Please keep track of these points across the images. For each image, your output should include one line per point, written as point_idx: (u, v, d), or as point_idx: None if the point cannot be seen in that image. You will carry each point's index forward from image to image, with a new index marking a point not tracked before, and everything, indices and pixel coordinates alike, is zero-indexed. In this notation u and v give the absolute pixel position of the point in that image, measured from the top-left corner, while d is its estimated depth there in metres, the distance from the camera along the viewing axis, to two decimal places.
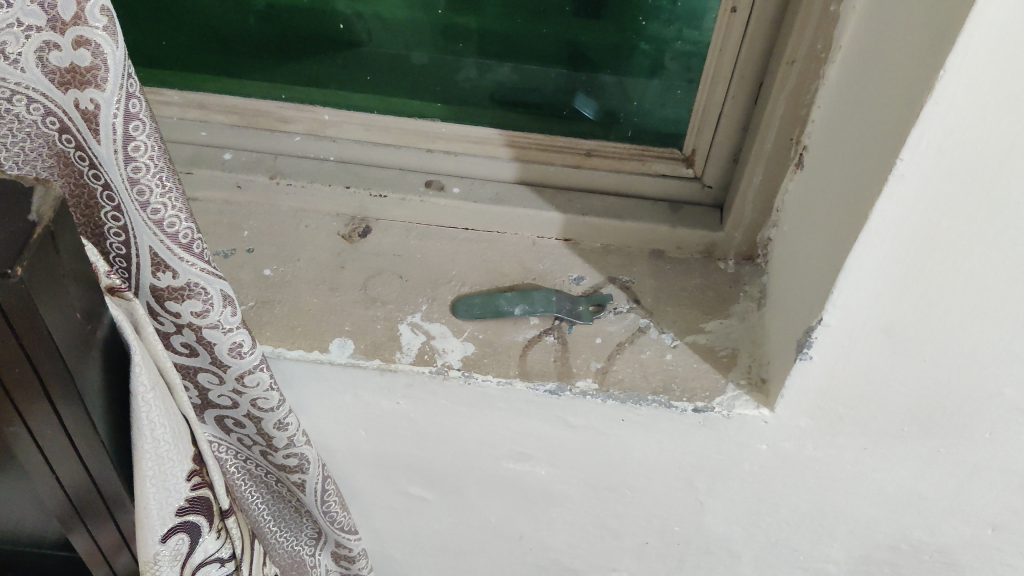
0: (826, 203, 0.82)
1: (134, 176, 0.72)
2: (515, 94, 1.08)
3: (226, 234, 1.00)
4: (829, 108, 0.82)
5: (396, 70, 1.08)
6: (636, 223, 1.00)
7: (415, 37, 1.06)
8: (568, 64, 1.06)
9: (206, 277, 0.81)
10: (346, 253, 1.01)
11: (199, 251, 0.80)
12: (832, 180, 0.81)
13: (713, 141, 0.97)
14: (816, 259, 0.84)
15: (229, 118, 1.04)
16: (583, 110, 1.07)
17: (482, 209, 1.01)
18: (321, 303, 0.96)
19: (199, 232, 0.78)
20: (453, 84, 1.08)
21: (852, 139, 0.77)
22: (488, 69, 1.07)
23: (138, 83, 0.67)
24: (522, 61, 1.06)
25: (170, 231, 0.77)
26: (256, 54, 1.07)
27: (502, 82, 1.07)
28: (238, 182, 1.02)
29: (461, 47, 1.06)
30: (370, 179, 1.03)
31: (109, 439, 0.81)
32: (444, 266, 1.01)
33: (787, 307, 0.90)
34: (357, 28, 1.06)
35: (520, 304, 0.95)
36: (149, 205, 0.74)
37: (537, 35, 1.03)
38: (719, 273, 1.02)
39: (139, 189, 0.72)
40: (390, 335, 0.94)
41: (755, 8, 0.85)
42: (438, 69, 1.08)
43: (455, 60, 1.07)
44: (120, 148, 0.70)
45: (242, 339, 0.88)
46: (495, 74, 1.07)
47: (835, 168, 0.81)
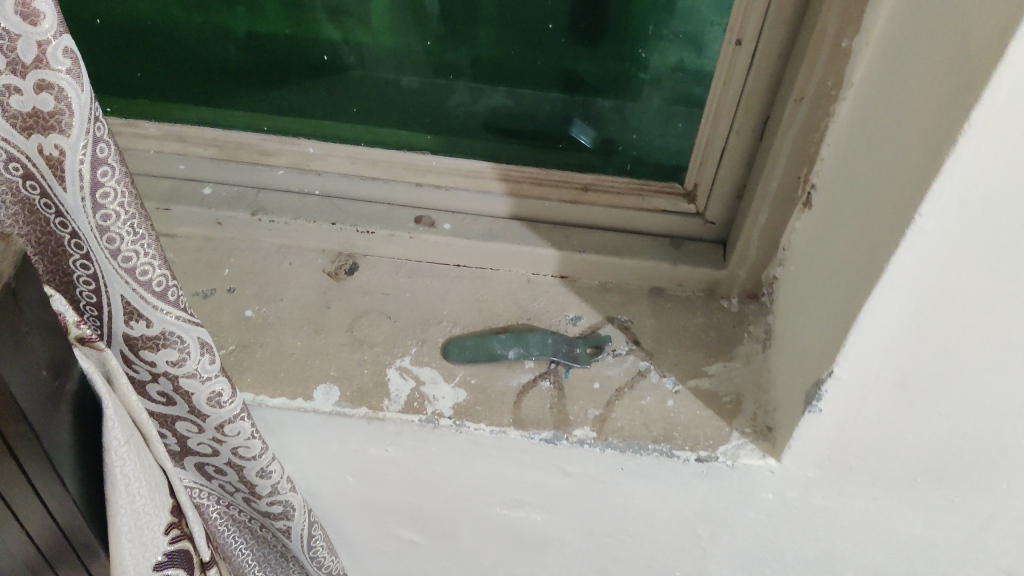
0: (838, 248, 0.78)
1: (103, 224, 0.67)
2: (509, 121, 1.04)
3: (205, 276, 0.96)
4: (841, 147, 0.78)
5: (385, 98, 1.04)
6: (636, 260, 0.95)
7: (407, 61, 1.02)
8: (564, 89, 1.02)
9: (182, 324, 0.77)
10: (332, 291, 0.96)
11: (174, 299, 0.76)
12: (843, 223, 0.77)
13: (716, 176, 0.92)
14: (826, 305, 0.80)
15: (208, 151, 0.99)
16: (580, 138, 1.03)
17: (474, 246, 0.96)
18: (305, 347, 0.92)
19: (174, 279, 0.74)
20: (444, 111, 1.04)
21: (867, 182, 0.73)
22: (482, 94, 1.04)
23: (107, 129, 0.61)
24: (517, 86, 1.03)
25: (143, 278, 0.73)
26: (237, 82, 1.03)
27: (496, 109, 1.04)
28: (217, 220, 0.97)
29: (454, 71, 1.02)
30: (356, 214, 0.97)
31: (80, 494, 0.77)
32: (435, 305, 0.96)
33: (796, 353, 0.86)
34: (345, 53, 1.02)
35: (515, 347, 0.92)
36: (119, 252, 0.70)
37: (534, 62, 1.00)
38: (723, 312, 0.98)
39: (108, 236, 0.68)
40: (378, 381, 0.90)
41: (761, 42, 0.80)
42: (429, 94, 1.04)
43: (446, 85, 1.03)
44: (89, 196, 0.65)
45: (222, 388, 0.84)
46: (489, 100, 1.04)
47: (847, 211, 0.76)
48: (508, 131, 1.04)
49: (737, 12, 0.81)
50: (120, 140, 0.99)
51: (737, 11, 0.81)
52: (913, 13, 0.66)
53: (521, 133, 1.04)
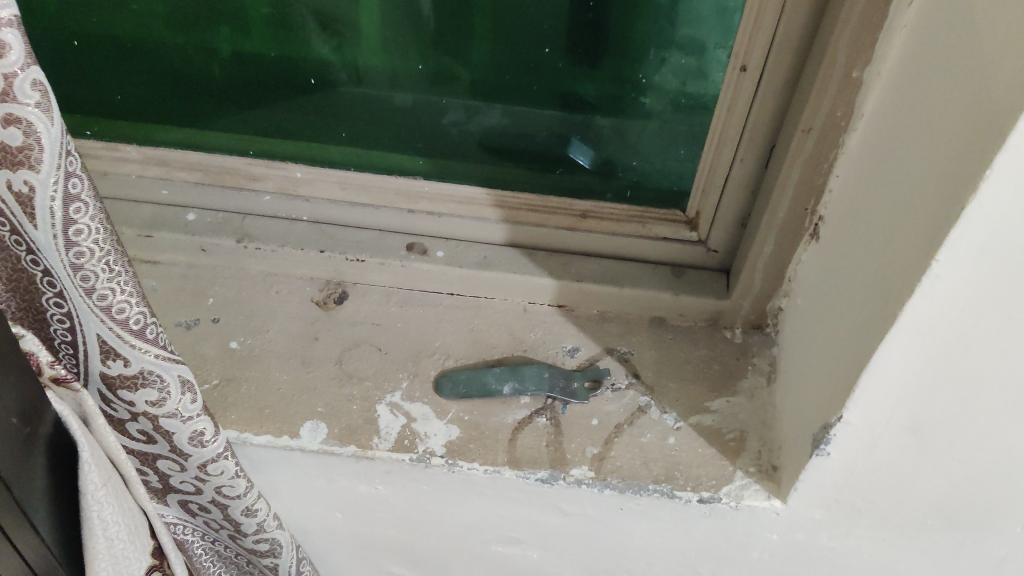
0: (847, 287, 0.75)
1: (77, 263, 0.63)
2: (506, 140, 1.00)
3: (190, 305, 0.93)
4: (852, 181, 0.75)
5: (378, 116, 1.00)
6: (636, 290, 0.92)
7: (401, 79, 0.98)
8: (561, 105, 0.98)
9: (162, 363, 0.73)
10: (320, 322, 0.93)
11: (154, 336, 0.71)
12: (852, 261, 0.74)
13: (719, 204, 0.89)
14: (834, 345, 0.76)
15: (192, 175, 0.95)
16: (579, 159, 1.00)
17: (468, 275, 0.92)
18: (292, 381, 0.88)
19: (154, 315, 0.69)
20: (438, 128, 1.00)
21: (878, 221, 0.69)
22: (477, 113, 1.00)
23: (81, 164, 0.57)
24: (514, 104, 0.99)
25: (119, 317, 0.68)
26: (221, 101, 0.99)
27: (493, 128, 1.00)
28: (202, 246, 0.93)
29: (449, 88, 0.98)
30: (346, 241, 0.93)
31: (57, 541, 0.75)
32: (428, 336, 0.92)
33: (802, 391, 0.82)
34: (337, 70, 0.97)
35: (510, 382, 0.88)
36: (94, 290, 0.66)
37: (530, 83, 0.96)
38: (725, 343, 0.94)
39: (82, 275, 0.64)
40: (367, 418, 0.86)
41: (767, 68, 0.77)
42: (422, 112, 1.00)
43: (441, 101, 1.00)
44: (61, 234, 0.60)
45: (204, 426, 0.80)
46: (484, 118, 1.00)
47: (857, 249, 0.73)
48: (504, 152, 1.00)
49: (742, 37, 0.78)
50: (100, 164, 0.95)
51: (742, 36, 0.78)
52: (929, 47, 0.62)
53: (518, 153, 1.00)
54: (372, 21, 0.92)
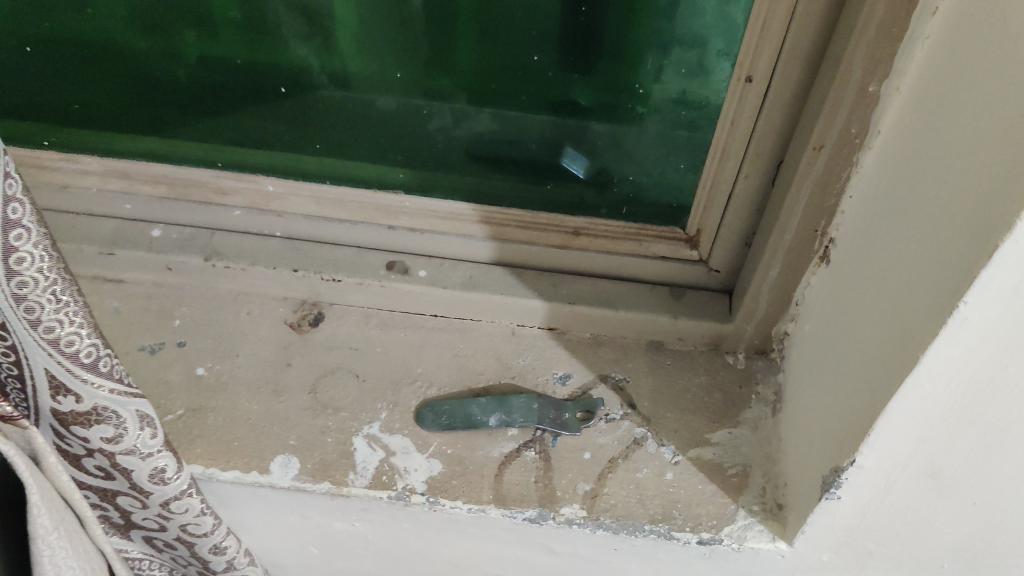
0: (862, 320, 0.68)
1: (20, 292, 0.57)
2: (495, 148, 0.94)
3: (154, 328, 0.87)
4: (868, 204, 0.68)
5: (360, 121, 0.94)
6: (633, 313, 0.85)
7: (383, 77, 0.91)
8: (552, 111, 0.91)
9: (119, 397, 0.66)
10: (294, 346, 0.87)
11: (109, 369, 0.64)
12: (867, 291, 0.68)
13: (721, 222, 0.82)
14: (846, 380, 0.70)
15: (157, 189, 0.89)
16: (571, 166, 0.93)
17: (452, 296, 0.86)
18: (262, 412, 0.82)
19: (109, 348, 0.63)
20: (422, 134, 0.94)
21: (896, 250, 0.63)
22: (464, 118, 0.93)
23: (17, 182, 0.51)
24: (500, 108, 0.92)
25: (68, 350, 0.61)
26: (185, 109, 0.92)
27: (481, 133, 0.94)
28: (167, 264, 0.87)
29: (442, 93, 0.92)
30: (321, 260, 0.87)
31: None
32: (409, 362, 0.86)
33: (811, 426, 0.76)
34: (311, 72, 0.91)
35: (496, 413, 0.82)
36: (40, 322, 0.60)
37: (518, 88, 0.90)
38: (728, 369, 0.88)
39: (26, 306, 0.58)
40: (342, 452, 0.80)
41: (773, 79, 0.70)
42: (405, 117, 0.94)
43: (425, 106, 0.93)
44: None
45: (167, 462, 0.73)
46: (472, 124, 0.93)
47: (872, 278, 0.67)
48: (494, 162, 0.94)
49: (747, 46, 0.72)
50: (59, 176, 0.89)
51: (747, 45, 0.71)
52: (955, 61, 0.56)
53: (508, 161, 0.94)
54: (349, 21, 0.86)
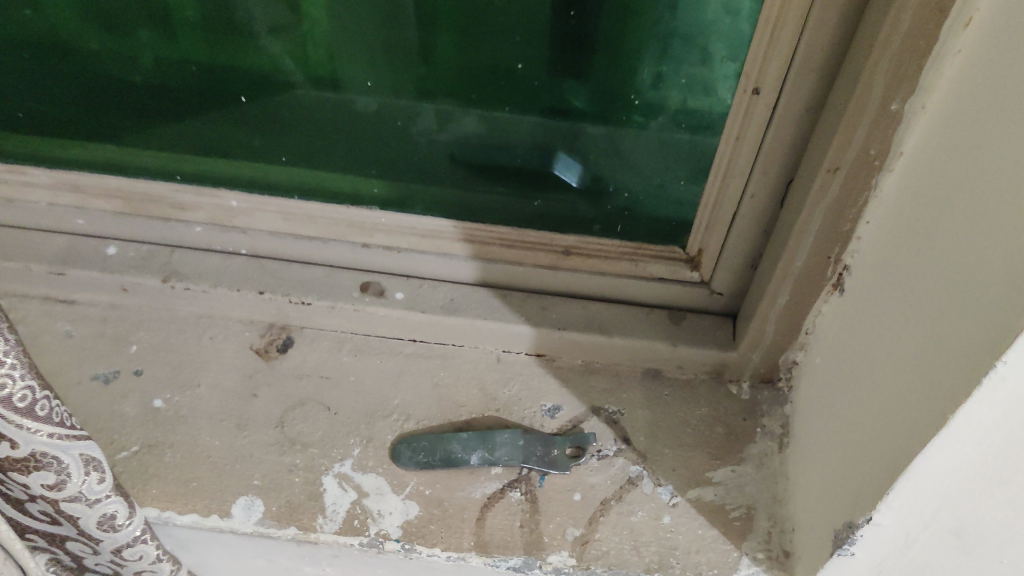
0: (880, 363, 0.61)
1: None
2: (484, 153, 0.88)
3: (110, 355, 0.80)
4: (891, 231, 0.61)
5: (338, 124, 0.88)
6: (628, 341, 0.78)
7: (356, 77, 0.85)
8: (545, 114, 0.86)
9: (61, 442, 0.59)
10: (260, 375, 0.80)
11: (47, 413, 0.58)
12: (888, 328, 0.60)
13: (724, 243, 0.75)
14: (861, 426, 0.63)
15: (111, 204, 0.81)
16: (564, 175, 0.87)
17: (432, 321, 0.79)
18: (224, 449, 0.76)
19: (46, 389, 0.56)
20: (404, 138, 0.89)
21: (922, 287, 0.56)
22: (449, 120, 0.88)
23: None
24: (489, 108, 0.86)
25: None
26: (141, 117, 0.85)
27: (467, 137, 0.88)
28: (123, 284, 0.80)
29: (430, 93, 0.86)
30: (289, 280, 0.80)
31: None
32: (385, 392, 0.80)
33: (822, 470, 0.69)
34: (284, 72, 0.85)
35: (478, 451, 0.75)
36: None
37: (507, 85, 0.84)
38: (731, 401, 0.81)
39: None
40: (311, 493, 0.74)
41: (787, 87, 0.63)
42: (384, 121, 0.88)
43: (410, 106, 0.88)
44: None
45: (118, 508, 0.66)
46: (458, 126, 0.88)
47: (894, 315, 0.60)
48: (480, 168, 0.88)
49: (754, 54, 0.64)
50: (4, 189, 0.82)
51: (754, 53, 0.64)
52: (988, 82, 0.49)
53: (498, 168, 0.88)
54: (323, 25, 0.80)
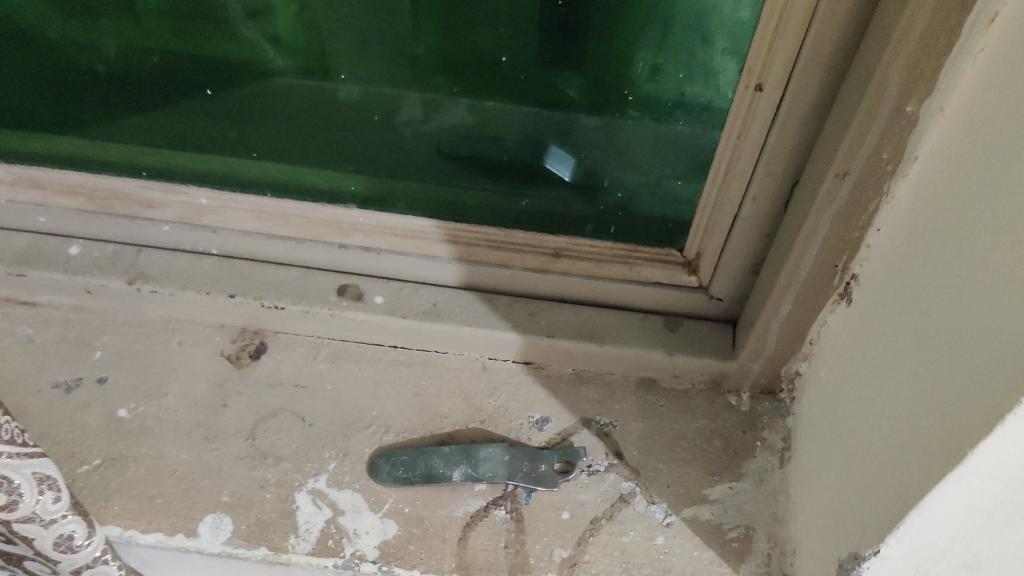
0: (891, 384, 0.57)
1: None
2: (471, 145, 0.84)
3: (72, 362, 0.76)
4: (906, 240, 0.56)
5: (322, 114, 0.84)
6: (620, 349, 0.74)
7: (341, 66, 0.83)
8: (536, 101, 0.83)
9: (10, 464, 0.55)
10: (231, 384, 0.76)
11: None
12: (901, 345, 0.56)
13: (724, 247, 0.71)
14: (870, 449, 0.58)
15: (74, 201, 0.76)
16: (557, 168, 0.82)
17: (413, 327, 0.74)
18: (192, 463, 0.71)
19: None
20: (390, 127, 0.85)
21: (939, 304, 0.51)
22: (438, 110, 0.85)
23: None
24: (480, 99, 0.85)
25: None
26: (103, 109, 0.81)
27: (454, 127, 0.85)
28: (86, 287, 0.75)
29: (425, 77, 0.84)
30: (262, 283, 0.75)
31: None
32: (364, 402, 0.75)
33: (827, 491, 0.65)
34: (265, 57, 0.83)
35: (461, 466, 0.71)
36: None
37: (507, 58, 0.80)
38: (729, 412, 0.77)
39: None
40: (282, 511, 0.69)
41: (793, 84, 0.58)
42: (369, 107, 0.85)
43: (394, 95, 0.85)
44: None
45: (75, 527, 0.63)
46: (445, 116, 0.85)
47: (907, 331, 0.55)
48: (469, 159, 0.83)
49: (757, 49, 0.59)
50: None
51: (756, 48, 0.59)
52: (1008, 82, 0.44)
53: (486, 160, 0.83)
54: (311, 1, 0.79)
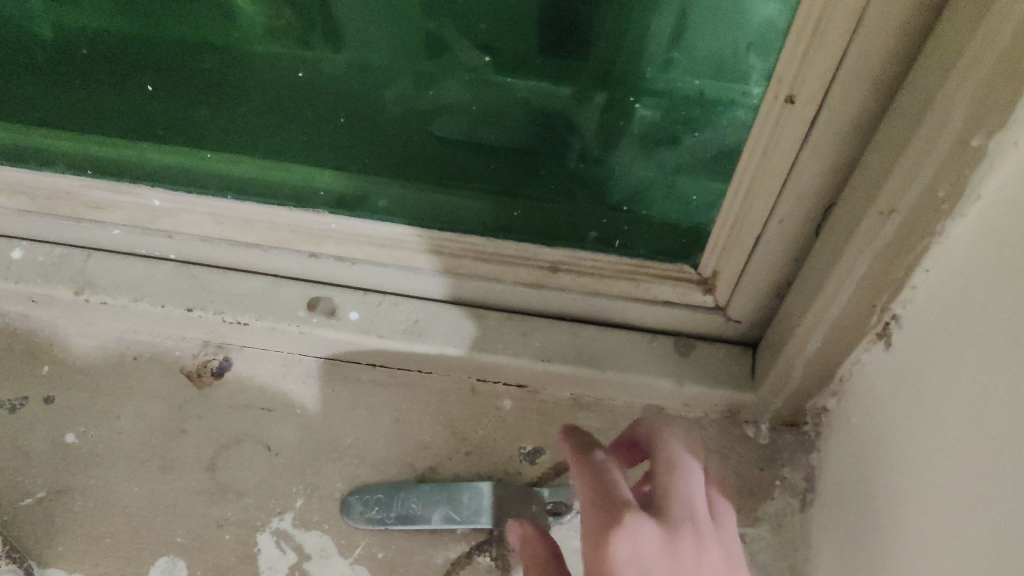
0: (951, 460, 0.47)
1: None
2: (473, 126, 0.71)
3: (17, 378, 0.69)
4: (971, 290, 0.46)
5: (298, 97, 0.72)
6: (622, 376, 0.66)
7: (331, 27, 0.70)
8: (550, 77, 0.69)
9: None
10: (191, 406, 0.68)
11: None
12: (965, 416, 0.46)
13: (743, 269, 0.61)
14: (924, 529, 0.49)
15: (14, 201, 0.68)
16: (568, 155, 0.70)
17: (391, 346, 0.67)
18: (144, 497, 0.64)
19: None
20: (374, 103, 0.72)
21: (1014, 384, 0.41)
22: (432, 84, 0.71)
23: None
24: (506, 73, 0.70)
25: None
26: (52, 91, 0.71)
27: (453, 104, 0.71)
28: (31, 296, 0.68)
29: (445, 42, 0.69)
30: (224, 294, 0.68)
31: None
32: (337, 429, 0.68)
33: (866, 558, 0.56)
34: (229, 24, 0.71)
35: (441, 508, 0.63)
36: None
37: (504, 42, 0.69)
38: (746, 445, 0.68)
39: None
40: (242, 554, 0.62)
41: (832, 97, 0.48)
42: (354, 82, 0.72)
43: (383, 66, 0.71)
44: None
45: None
46: (440, 92, 0.71)
47: (973, 401, 0.45)
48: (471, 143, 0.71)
49: (789, 52, 0.49)
50: None
51: (789, 51, 0.49)
52: None
53: (487, 148, 0.71)
54: None
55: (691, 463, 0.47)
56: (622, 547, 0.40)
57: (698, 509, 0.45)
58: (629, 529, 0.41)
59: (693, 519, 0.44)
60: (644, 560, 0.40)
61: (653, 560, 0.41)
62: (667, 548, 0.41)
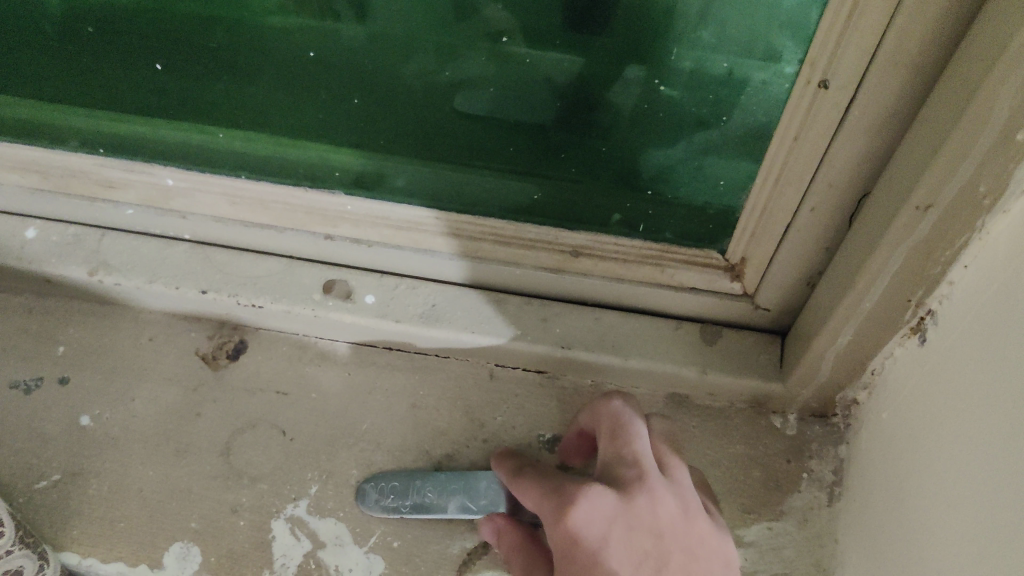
0: (986, 468, 0.45)
1: None
2: (499, 107, 0.66)
3: (33, 359, 0.69)
4: (1013, 290, 0.44)
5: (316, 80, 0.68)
6: (644, 364, 0.64)
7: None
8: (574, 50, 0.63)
9: None
10: (206, 389, 0.68)
11: None
12: (1002, 423, 0.44)
13: (772, 257, 0.59)
14: (955, 537, 0.47)
15: (28, 179, 0.67)
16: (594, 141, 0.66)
17: (408, 330, 0.65)
18: (159, 480, 0.64)
19: None
20: (394, 79, 0.68)
21: None
22: (453, 58, 0.65)
23: None
24: (536, 46, 0.63)
25: None
26: (73, 77, 0.69)
27: (477, 80, 0.65)
28: (45, 276, 0.68)
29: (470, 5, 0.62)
30: (239, 277, 0.67)
31: None
32: (353, 414, 0.67)
33: (894, 561, 0.54)
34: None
35: (456, 497, 0.61)
36: None
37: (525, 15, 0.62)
38: (773, 436, 0.66)
39: None
40: (256, 541, 0.61)
41: (868, 83, 0.45)
42: (381, 57, 0.67)
43: (399, 39, 0.66)
44: None
45: (23, 566, 0.55)
46: (462, 66, 0.65)
47: (1011, 410, 0.43)
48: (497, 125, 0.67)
49: (824, 34, 0.46)
50: None
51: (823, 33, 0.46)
52: None
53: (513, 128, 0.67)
54: None
55: (634, 426, 0.49)
56: (581, 516, 0.42)
57: (651, 462, 0.47)
58: (582, 500, 0.42)
59: (646, 473, 0.45)
60: (601, 521, 0.42)
61: (610, 518, 0.42)
62: (623, 505, 0.43)
